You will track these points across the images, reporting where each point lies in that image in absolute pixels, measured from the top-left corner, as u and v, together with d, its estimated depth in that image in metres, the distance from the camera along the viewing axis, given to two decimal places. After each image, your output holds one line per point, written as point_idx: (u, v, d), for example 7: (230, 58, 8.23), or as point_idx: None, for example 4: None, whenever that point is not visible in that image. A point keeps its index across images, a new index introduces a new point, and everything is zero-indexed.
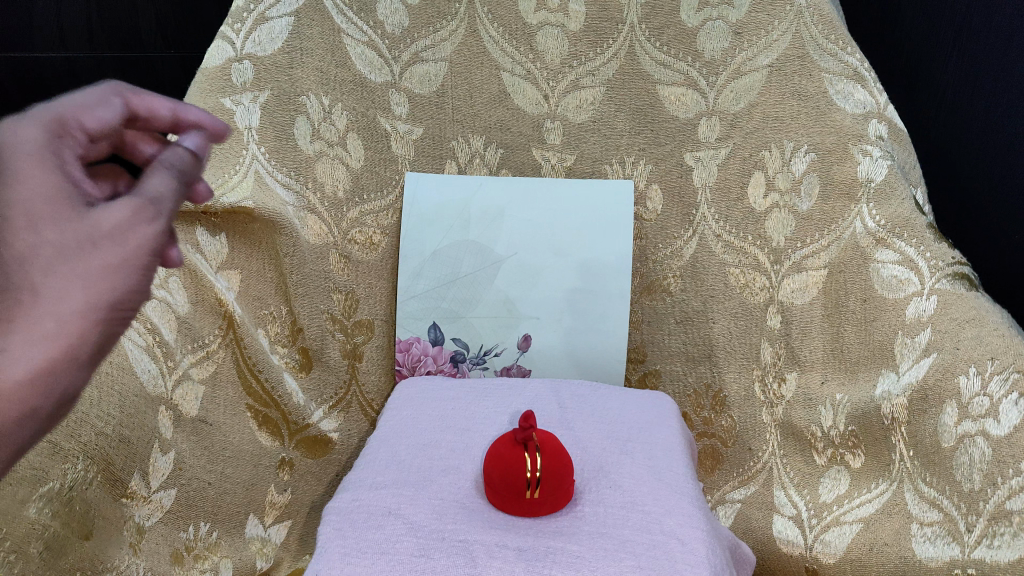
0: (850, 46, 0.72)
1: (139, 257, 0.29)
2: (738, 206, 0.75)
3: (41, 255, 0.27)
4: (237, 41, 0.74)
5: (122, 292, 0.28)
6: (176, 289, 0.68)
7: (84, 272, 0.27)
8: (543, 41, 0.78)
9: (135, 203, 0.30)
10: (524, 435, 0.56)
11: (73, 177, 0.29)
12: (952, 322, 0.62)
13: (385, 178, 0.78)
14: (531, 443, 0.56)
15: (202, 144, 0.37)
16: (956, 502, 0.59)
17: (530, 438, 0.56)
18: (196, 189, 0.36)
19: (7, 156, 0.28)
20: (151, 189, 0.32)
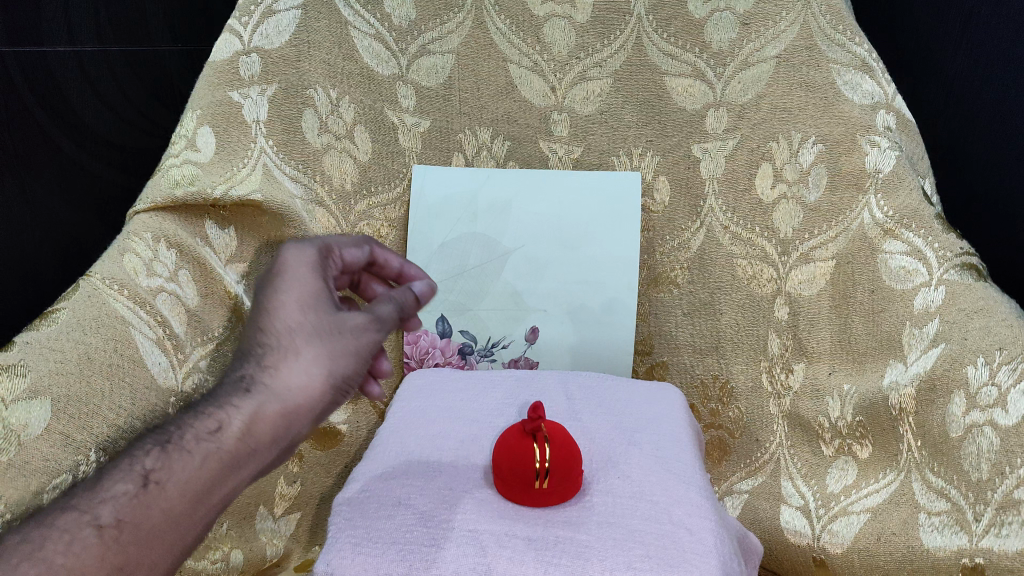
0: (858, 36, 0.72)
1: (362, 352, 0.46)
2: (746, 198, 0.75)
3: (304, 333, 0.44)
4: (245, 34, 0.74)
5: (347, 366, 0.45)
6: (186, 283, 0.67)
7: (329, 351, 0.44)
8: (550, 33, 0.78)
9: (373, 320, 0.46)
10: (532, 425, 0.57)
11: (326, 293, 0.46)
12: (960, 312, 0.63)
13: (393, 170, 0.79)
14: (540, 433, 0.57)
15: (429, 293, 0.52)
16: (964, 492, 0.60)
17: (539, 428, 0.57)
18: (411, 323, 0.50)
19: (297, 270, 0.46)
20: (383, 309, 0.47)
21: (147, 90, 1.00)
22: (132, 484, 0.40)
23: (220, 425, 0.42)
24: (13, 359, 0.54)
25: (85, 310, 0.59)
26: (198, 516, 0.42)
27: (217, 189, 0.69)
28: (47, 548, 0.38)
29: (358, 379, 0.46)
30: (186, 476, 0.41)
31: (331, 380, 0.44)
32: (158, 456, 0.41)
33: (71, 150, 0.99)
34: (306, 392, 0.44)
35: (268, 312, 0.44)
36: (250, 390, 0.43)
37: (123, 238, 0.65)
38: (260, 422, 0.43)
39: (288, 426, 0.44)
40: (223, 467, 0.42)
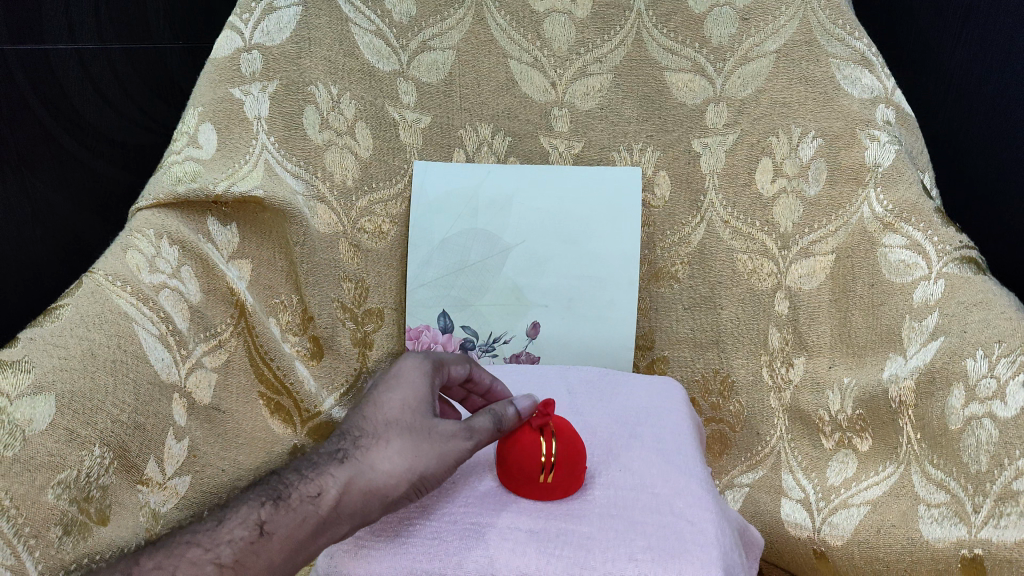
0: (857, 31, 0.72)
1: (444, 455, 0.54)
2: (746, 192, 0.75)
3: (399, 429, 0.54)
4: (246, 31, 0.74)
5: (427, 465, 0.53)
6: (188, 279, 0.67)
7: (416, 449, 0.53)
8: (550, 29, 0.78)
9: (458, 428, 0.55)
10: (540, 421, 0.57)
11: (426, 399, 0.56)
12: (960, 305, 0.63)
13: (394, 166, 0.79)
14: (547, 429, 0.57)
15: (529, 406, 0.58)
16: (964, 484, 0.59)
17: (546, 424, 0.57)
18: (506, 429, 0.56)
19: (404, 379, 0.56)
20: (476, 423, 0.55)
21: (149, 87, 1.00)
22: (248, 532, 0.51)
23: (320, 494, 0.52)
24: (17, 355, 0.54)
25: (89, 307, 0.59)
26: (290, 565, 0.52)
27: (219, 186, 0.70)
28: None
29: (436, 479, 0.54)
30: (289, 533, 0.51)
31: (411, 475, 0.53)
32: (271, 509, 0.52)
33: (73, 148, 1.00)
34: (389, 480, 0.53)
35: (375, 409, 0.55)
36: (348, 470, 0.53)
37: (125, 235, 0.65)
38: (349, 497, 0.52)
39: (371, 505, 0.53)
40: (316, 529, 0.52)
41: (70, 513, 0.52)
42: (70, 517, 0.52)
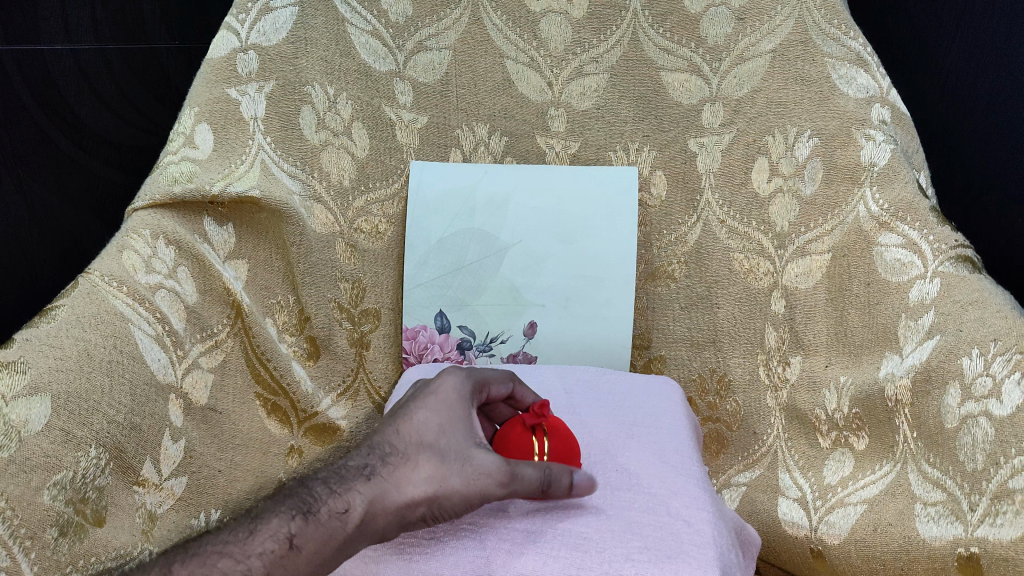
0: (852, 30, 0.73)
1: (471, 492, 0.52)
2: (743, 192, 0.75)
3: (431, 454, 0.52)
4: (242, 31, 0.74)
5: (451, 498, 0.51)
6: (185, 279, 0.67)
7: (443, 480, 0.51)
8: (546, 29, 0.78)
9: (501, 468, 0.51)
10: (533, 420, 0.57)
11: (463, 425, 0.54)
12: (955, 303, 0.63)
13: (391, 166, 0.78)
14: (540, 427, 0.57)
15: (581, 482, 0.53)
16: (959, 482, 0.60)
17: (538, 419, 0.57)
18: (550, 493, 0.52)
19: (445, 400, 0.55)
20: (518, 472, 0.51)
21: (145, 88, 1.00)
22: (276, 546, 0.50)
23: (349, 512, 0.51)
24: (13, 356, 0.54)
25: (86, 307, 0.60)
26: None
27: (215, 186, 0.70)
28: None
29: (460, 513, 0.52)
30: (317, 548, 0.50)
31: (435, 504, 0.52)
32: (299, 523, 0.51)
33: (69, 149, 0.99)
34: (413, 506, 0.52)
35: (409, 427, 0.54)
36: (378, 491, 0.52)
37: (122, 236, 0.66)
38: (377, 516, 0.52)
39: (395, 525, 0.52)
40: (344, 546, 0.51)
41: (65, 515, 0.51)
42: (66, 518, 0.51)
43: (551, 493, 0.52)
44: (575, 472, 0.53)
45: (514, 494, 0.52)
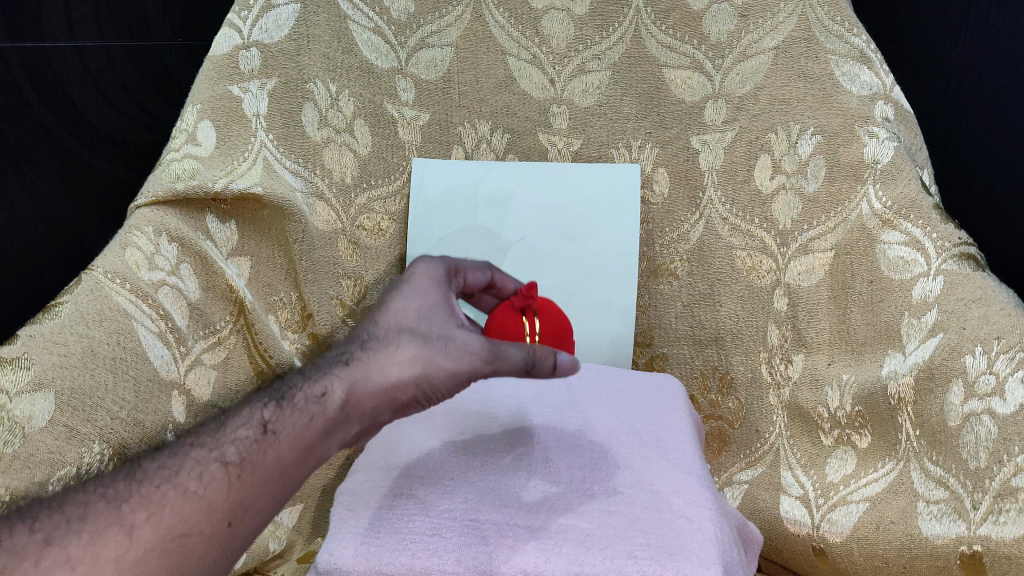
0: (855, 27, 0.73)
1: (458, 370, 0.53)
2: (745, 189, 0.75)
3: (411, 335, 0.54)
4: (244, 28, 0.74)
5: (437, 376, 0.53)
6: (188, 276, 0.67)
7: (426, 358, 0.53)
8: (549, 25, 0.78)
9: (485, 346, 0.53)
10: (522, 302, 0.59)
11: (441, 305, 0.56)
12: (958, 301, 0.63)
13: (393, 163, 0.78)
14: (530, 309, 0.59)
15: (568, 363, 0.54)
16: (963, 481, 0.61)
17: (529, 301, 0.59)
18: (535, 375, 0.53)
19: (420, 285, 0.57)
20: (502, 352, 0.53)
21: (148, 85, 1.00)
22: (252, 432, 0.51)
23: (325, 396, 0.52)
24: (17, 352, 0.54)
25: (88, 305, 0.60)
26: (299, 466, 0.51)
27: (218, 183, 0.69)
28: (181, 476, 0.48)
29: (445, 392, 0.54)
30: (295, 432, 0.51)
31: (420, 384, 0.53)
32: (274, 411, 0.52)
33: (73, 146, 1.00)
34: (396, 387, 0.53)
35: (388, 312, 0.55)
36: (358, 376, 0.53)
37: (125, 232, 0.66)
38: (359, 399, 0.53)
39: (381, 407, 0.53)
40: (325, 434, 0.52)
41: None
42: None
43: (535, 374, 0.53)
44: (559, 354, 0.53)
45: (499, 374, 0.53)
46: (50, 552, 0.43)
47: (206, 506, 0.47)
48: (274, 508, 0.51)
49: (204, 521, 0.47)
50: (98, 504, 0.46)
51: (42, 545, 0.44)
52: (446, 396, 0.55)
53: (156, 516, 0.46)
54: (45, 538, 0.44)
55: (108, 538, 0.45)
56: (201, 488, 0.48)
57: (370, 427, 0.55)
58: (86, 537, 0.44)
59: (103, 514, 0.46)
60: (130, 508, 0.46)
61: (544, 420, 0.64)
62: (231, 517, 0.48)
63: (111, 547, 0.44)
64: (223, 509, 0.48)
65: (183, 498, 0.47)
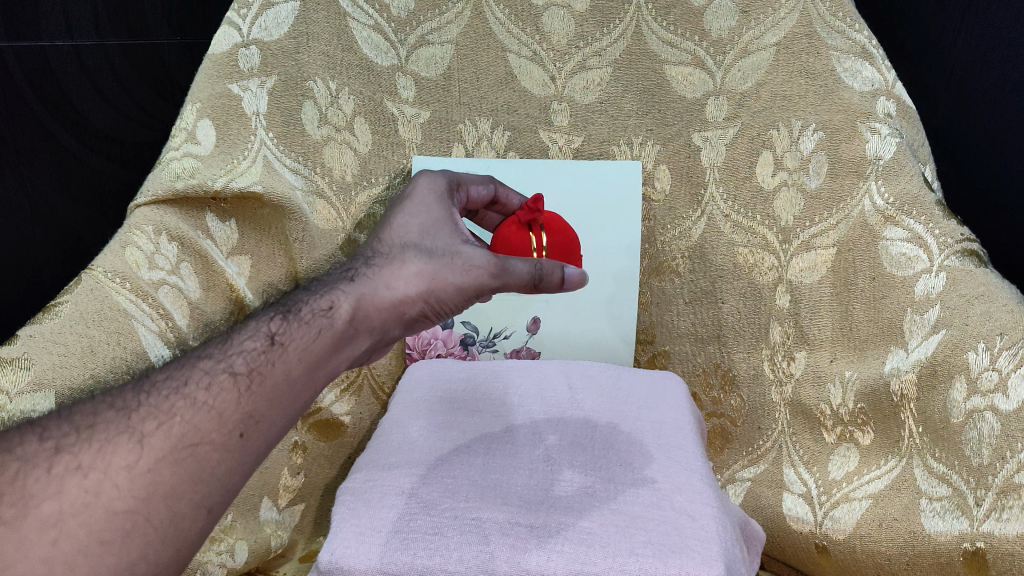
0: (858, 23, 0.71)
1: (466, 283, 0.57)
2: (747, 185, 0.74)
3: (419, 250, 0.58)
4: (243, 27, 0.73)
5: (446, 289, 0.57)
6: (188, 276, 0.67)
7: (435, 271, 0.57)
8: (549, 22, 0.77)
9: (492, 260, 0.58)
10: (529, 218, 0.66)
11: (445, 221, 0.61)
12: (960, 298, 0.63)
13: (393, 161, 0.78)
14: (536, 223, 0.66)
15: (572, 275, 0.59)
16: (966, 477, 0.61)
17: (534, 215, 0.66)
18: (541, 289, 0.59)
19: (424, 203, 0.62)
20: (509, 266, 0.57)
21: (147, 83, 1.00)
22: (260, 343, 0.51)
23: (333, 310, 0.54)
24: (18, 352, 0.55)
25: (88, 305, 0.60)
26: (307, 379, 0.52)
27: (218, 182, 0.69)
28: (189, 387, 0.48)
29: (452, 304, 0.58)
30: (304, 343, 0.52)
31: (428, 296, 0.57)
32: (280, 324, 0.53)
33: (71, 145, 0.99)
34: (404, 299, 0.56)
35: (397, 228, 0.60)
36: (367, 289, 0.56)
37: (124, 232, 0.65)
38: (368, 314, 0.55)
39: (389, 323, 0.56)
40: (335, 348, 0.53)
41: None
42: None
43: (544, 287, 0.59)
44: (567, 271, 0.59)
45: (506, 288, 0.58)
46: (62, 460, 0.44)
47: (217, 415, 0.47)
48: (284, 424, 0.51)
49: (216, 430, 0.46)
50: (107, 414, 0.46)
51: (54, 452, 0.44)
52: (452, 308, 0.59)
53: (166, 425, 0.45)
54: (56, 446, 0.44)
55: (119, 447, 0.44)
56: (211, 398, 0.47)
57: (377, 345, 0.57)
58: (96, 447, 0.44)
59: (112, 424, 0.46)
60: (139, 417, 0.46)
61: (546, 419, 0.64)
62: (244, 426, 0.47)
63: (122, 455, 0.44)
64: (235, 418, 0.47)
65: (193, 409, 0.47)
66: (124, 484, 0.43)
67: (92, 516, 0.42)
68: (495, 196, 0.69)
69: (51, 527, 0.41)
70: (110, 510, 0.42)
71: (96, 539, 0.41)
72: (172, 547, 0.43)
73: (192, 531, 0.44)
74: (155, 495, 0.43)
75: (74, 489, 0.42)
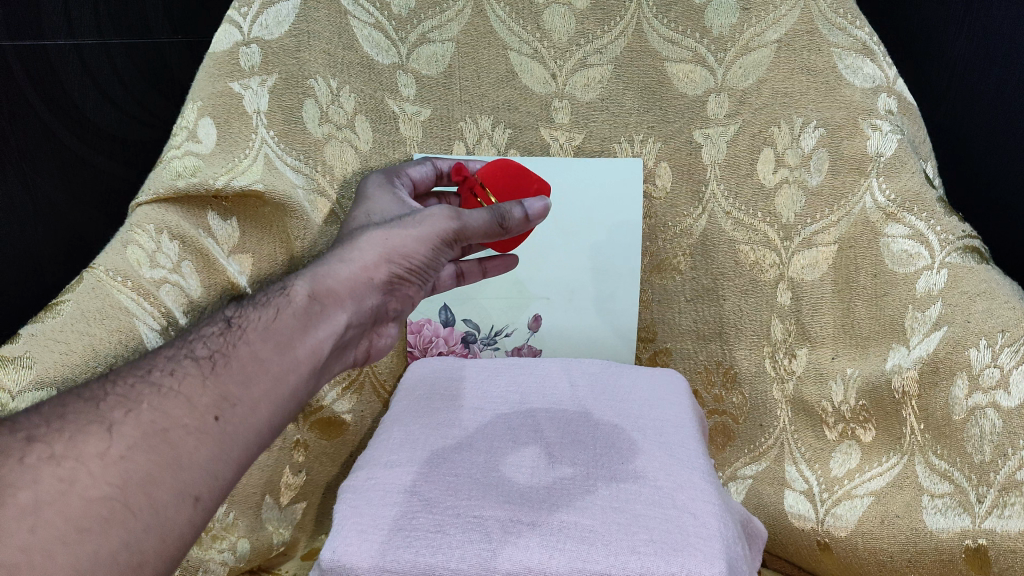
0: (859, 19, 0.71)
1: (422, 236, 0.60)
2: (748, 182, 0.74)
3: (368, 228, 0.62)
4: (244, 25, 0.73)
5: (404, 244, 0.60)
6: (189, 274, 0.67)
7: (389, 234, 0.60)
8: (550, 20, 0.77)
9: (442, 211, 0.62)
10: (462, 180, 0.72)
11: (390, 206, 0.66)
12: (962, 295, 0.63)
13: (394, 159, 0.78)
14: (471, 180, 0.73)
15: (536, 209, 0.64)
16: (967, 474, 0.61)
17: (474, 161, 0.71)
18: (507, 226, 0.63)
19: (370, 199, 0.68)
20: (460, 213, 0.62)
21: (148, 83, 1.00)
22: (219, 328, 0.54)
23: (290, 290, 0.56)
24: (19, 350, 0.55)
25: (89, 303, 0.60)
26: (277, 356, 0.53)
27: (219, 180, 0.69)
28: (154, 374, 0.49)
29: (418, 261, 0.61)
30: (264, 321, 0.54)
31: (390, 256, 0.59)
32: (240, 312, 0.55)
33: (73, 145, 1.00)
34: (366, 264, 0.58)
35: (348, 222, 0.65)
36: (325, 266, 0.58)
37: (126, 230, 0.66)
38: (331, 285, 0.57)
39: (358, 291, 0.58)
40: (303, 322, 0.55)
41: None
42: None
43: (508, 226, 0.64)
44: (526, 205, 0.64)
45: (464, 232, 0.62)
46: (34, 450, 0.43)
47: (185, 400, 0.48)
48: (266, 406, 0.51)
49: (187, 415, 0.47)
50: (76, 406, 0.47)
51: (25, 443, 0.44)
52: (420, 269, 0.61)
53: (134, 412, 0.46)
54: (27, 436, 0.44)
55: (90, 436, 0.45)
56: (176, 383, 0.49)
57: (356, 318, 0.58)
58: (67, 437, 0.44)
59: (82, 414, 0.46)
60: (109, 407, 0.47)
61: (548, 417, 0.64)
62: (217, 409, 0.48)
63: (93, 444, 0.44)
64: (204, 401, 0.48)
65: (159, 396, 0.48)
66: (99, 471, 0.43)
67: (69, 503, 0.41)
68: (436, 170, 0.74)
69: (28, 515, 0.40)
70: (86, 497, 0.42)
71: (74, 526, 0.41)
72: (158, 535, 0.43)
73: (178, 519, 0.44)
74: (131, 481, 0.43)
75: (48, 478, 0.42)
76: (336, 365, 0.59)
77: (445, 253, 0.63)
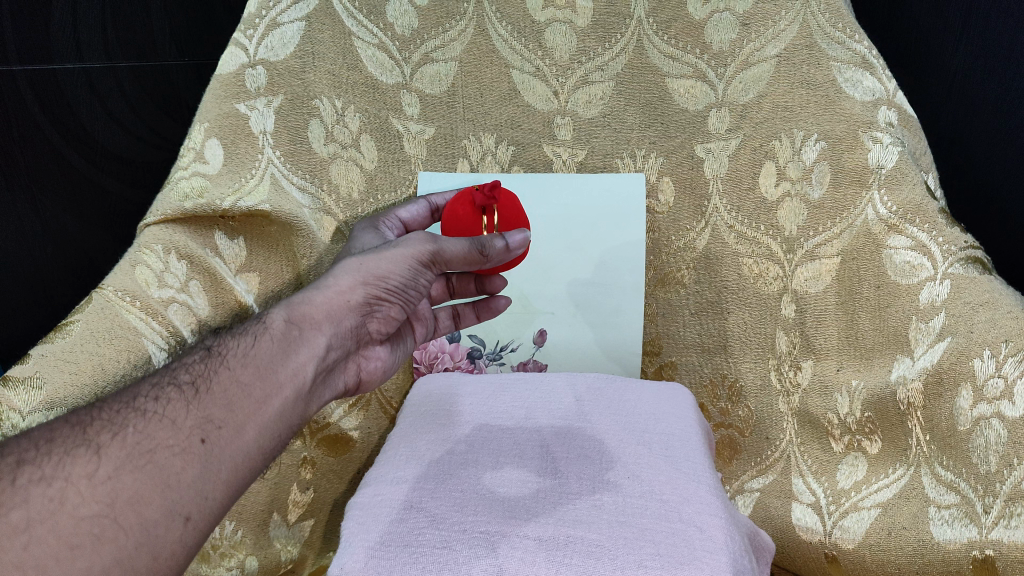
0: (858, 33, 0.71)
1: (396, 257, 0.60)
2: (750, 197, 0.75)
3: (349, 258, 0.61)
4: (250, 47, 0.74)
5: (379, 264, 0.59)
6: (198, 293, 0.68)
7: (366, 259, 0.59)
8: (551, 38, 0.78)
9: (420, 237, 0.61)
10: (486, 201, 0.72)
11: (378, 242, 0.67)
12: (965, 306, 0.63)
13: (399, 177, 0.79)
14: (490, 206, 0.72)
15: (518, 240, 0.66)
16: (973, 485, 0.60)
17: (490, 200, 0.72)
18: (488, 254, 0.64)
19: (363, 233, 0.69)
20: (441, 242, 0.61)
21: (156, 106, 1.02)
22: (200, 355, 0.53)
23: (267, 319, 0.55)
24: (29, 371, 0.56)
25: (98, 323, 0.61)
26: (264, 383, 0.52)
27: (226, 201, 0.70)
28: (138, 400, 0.49)
29: (398, 280, 0.60)
30: (242, 349, 0.53)
31: (364, 278, 0.58)
32: (222, 339, 0.55)
33: (83, 167, 1.02)
34: (341, 288, 0.57)
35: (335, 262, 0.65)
36: (302, 293, 0.58)
37: (135, 250, 0.67)
38: (307, 310, 0.56)
39: (336, 315, 0.57)
40: (281, 346, 0.54)
41: None
42: None
43: (489, 254, 0.64)
44: (508, 236, 0.65)
45: (442, 253, 0.61)
46: (24, 472, 0.44)
47: (169, 423, 0.48)
48: (253, 428, 0.51)
49: (171, 437, 0.47)
50: (64, 429, 0.47)
51: (15, 465, 0.44)
52: (400, 287, 0.60)
53: (120, 435, 0.46)
54: (18, 460, 0.44)
55: (78, 458, 0.45)
56: (161, 407, 0.48)
57: (336, 340, 0.57)
58: (56, 458, 0.45)
59: (70, 436, 0.46)
60: (95, 431, 0.47)
61: (553, 432, 0.65)
62: (202, 432, 0.48)
63: (81, 465, 0.44)
64: (189, 425, 0.48)
65: (144, 419, 0.48)
66: (86, 491, 0.43)
67: (60, 523, 0.42)
68: (430, 206, 0.74)
69: (21, 533, 0.41)
70: (75, 516, 0.43)
71: (67, 544, 0.42)
72: (149, 553, 0.44)
73: (167, 538, 0.45)
74: (120, 501, 0.44)
75: (38, 498, 0.43)
76: (324, 388, 0.58)
77: (424, 274, 0.62)
